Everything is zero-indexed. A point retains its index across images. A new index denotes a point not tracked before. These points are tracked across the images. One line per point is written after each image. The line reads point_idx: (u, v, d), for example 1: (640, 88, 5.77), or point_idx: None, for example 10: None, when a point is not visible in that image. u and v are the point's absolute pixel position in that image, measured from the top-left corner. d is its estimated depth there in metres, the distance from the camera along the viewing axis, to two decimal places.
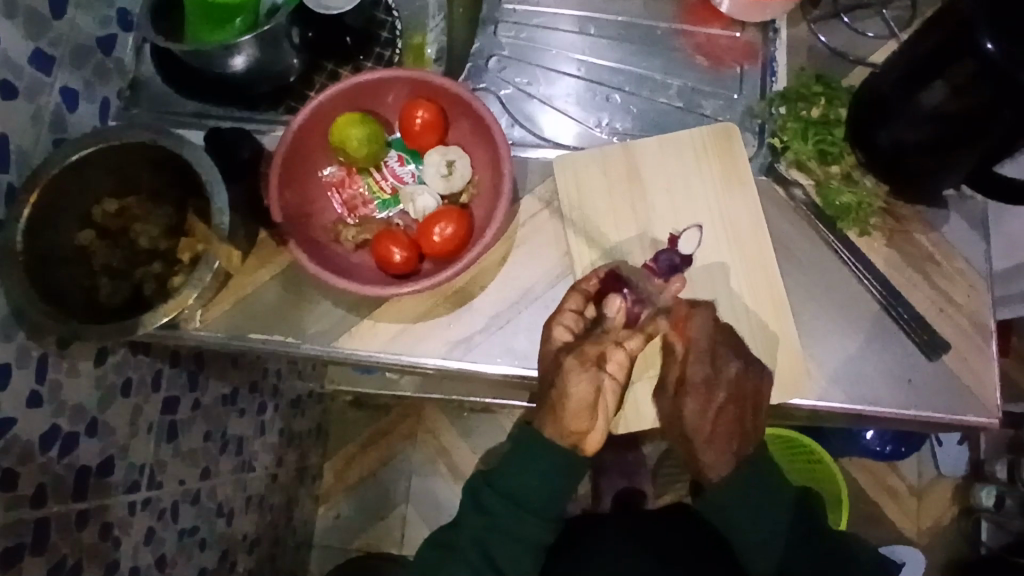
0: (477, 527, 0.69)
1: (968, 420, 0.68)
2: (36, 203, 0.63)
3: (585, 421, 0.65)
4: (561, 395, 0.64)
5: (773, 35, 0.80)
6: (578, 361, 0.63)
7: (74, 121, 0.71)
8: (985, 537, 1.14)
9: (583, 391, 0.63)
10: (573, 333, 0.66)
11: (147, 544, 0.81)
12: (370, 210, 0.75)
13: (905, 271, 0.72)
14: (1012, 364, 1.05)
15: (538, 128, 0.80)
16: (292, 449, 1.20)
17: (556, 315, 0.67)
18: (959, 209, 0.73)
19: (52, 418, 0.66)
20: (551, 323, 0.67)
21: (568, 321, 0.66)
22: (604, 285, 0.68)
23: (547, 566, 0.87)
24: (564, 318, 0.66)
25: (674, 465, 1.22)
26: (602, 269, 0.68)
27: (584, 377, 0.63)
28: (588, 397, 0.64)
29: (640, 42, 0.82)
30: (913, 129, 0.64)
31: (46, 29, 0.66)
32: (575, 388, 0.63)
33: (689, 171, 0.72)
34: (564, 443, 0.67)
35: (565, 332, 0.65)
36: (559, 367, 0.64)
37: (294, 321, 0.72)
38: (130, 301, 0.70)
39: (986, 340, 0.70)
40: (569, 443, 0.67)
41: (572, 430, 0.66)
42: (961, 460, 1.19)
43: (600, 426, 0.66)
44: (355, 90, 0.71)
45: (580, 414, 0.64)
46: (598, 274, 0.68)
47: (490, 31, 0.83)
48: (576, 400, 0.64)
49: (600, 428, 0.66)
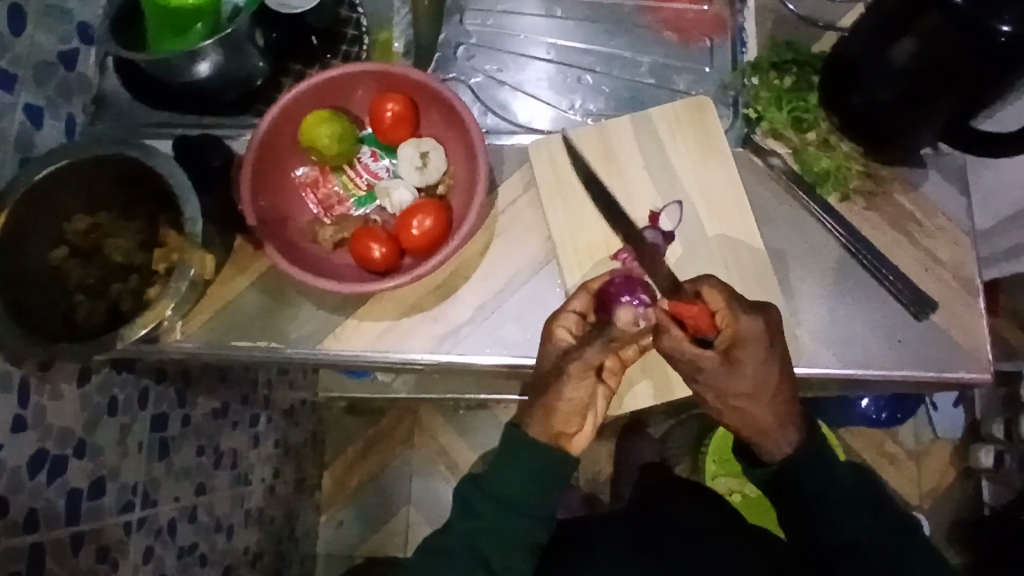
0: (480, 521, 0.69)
1: (961, 376, 0.68)
2: (5, 227, 0.62)
3: (575, 424, 0.65)
4: (555, 396, 0.63)
5: (740, 6, 0.79)
6: (579, 369, 0.62)
7: (40, 139, 0.70)
8: (987, 496, 1.16)
9: (580, 396, 0.63)
10: (574, 336, 0.64)
11: (146, 563, 0.80)
12: (346, 208, 0.73)
13: (887, 232, 0.71)
14: (1007, 324, 1.06)
15: (512, 114, 0.79)
16: (290, 460, 1.19)
17: (558, 316, 0.65)
18: (936, 165, 0.73)
19: (38, 442, 0.64)
20: (551, 325, 0.65)
21: (570, 323, 0.64)
22: (612, 290, 0.66)
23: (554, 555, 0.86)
24: (565, 319, 0.64)
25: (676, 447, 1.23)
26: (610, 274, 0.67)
27: (583, 385, 0.62)
28: (581, 403, 0.63)
29: (607, 21, 0.81)
30: (885, 85, 0.63)
31: (4, 45, 0.64)
32: (570, 391, 0.63)
33: (665, 145, 0.72)
34: (548, 443, 0.65)
35: (568, 335, 0.64)
36: (563, 369, 0.62)
37: (276, 326, 0.71)
38: (108, 318, 0.68)
39: (973, 296, 0.70)
40: (552, 443, 0.66)
41: (556, 431, 0.65)
42: (957, 422, 1.20)
43: (586, 428, 0.66)
44: (321, 87, 0.70)
45: (570, 416, 0.64)
46: (606, 278, 0.66)
47: (456, 19, 0.82)
48: (569, 404, 0.63)
49: (586, 431, 0.66)
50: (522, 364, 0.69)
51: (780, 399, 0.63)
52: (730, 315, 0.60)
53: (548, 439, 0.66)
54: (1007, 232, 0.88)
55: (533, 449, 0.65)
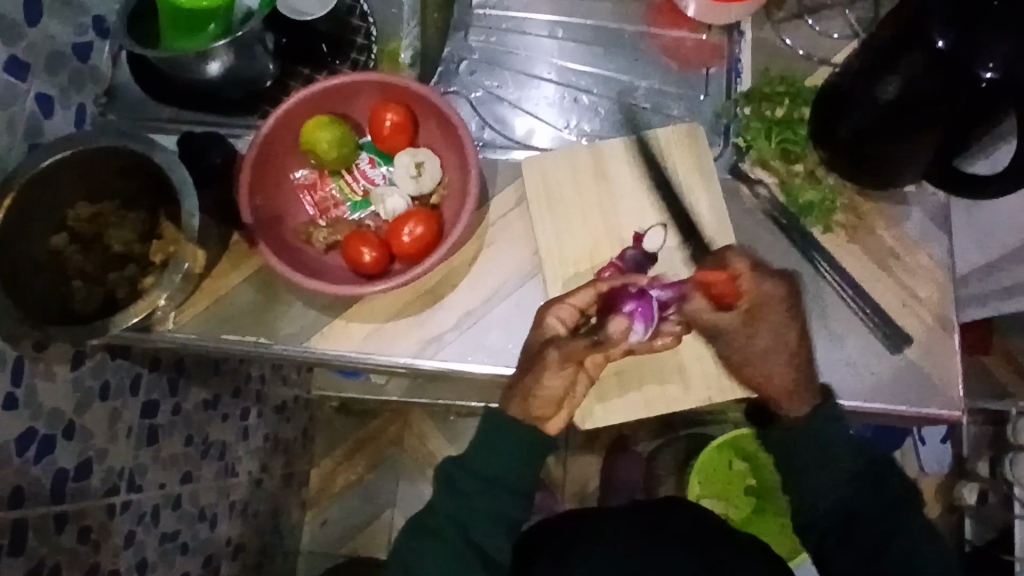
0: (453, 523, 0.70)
1: (930, 412, 0.69)
2: (10, 210, 0.65)
3: (549, 411, 0.68)
4: (535, 383, 0.67)
5: (739, 37, 0.81)
6: (561, 359, 0.66)
7: (49, 127, 0.72)
8: (969, 534, 1.14)
9: (558, 386, 0.67)
10: (566, 328, 0.68)
11: (128, 547, 0.81)
12: (341, 211, 0.76)
13: (868, 266, 0.73)
14: (998, 364, 1.06)
15: (508, 130, 0.81)
16: (278, 455, 1.21)
17: (554, 305, 0.68)
18: (920, 203, 0.74)
19: (28, 421, 0.66)
20: (545, 310, 0.68)
21: (564, 315, 0.68)
22: (613, 289, 0.68)
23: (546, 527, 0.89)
24: (561, 311, 0.68)
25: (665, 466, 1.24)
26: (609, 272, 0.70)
27: (560, 375, 0.66)
28: (558, 392, 0.67)
29: (608, 43, 0.84)
30: (869, 121, 0.65)
31: (19, 36, 0.66)
32: (549, 380, 0.67)
33: (655, 168, 0.73)
34: (525, 423, 0.69)
35: (559, 325, 0.67)
36: (541, 357, 0.67)
37: (266, 323, 0.73)
38: (104, 305, 0.71)
39: (948, 333, 0.71)
40: (530, 422, 0.69)
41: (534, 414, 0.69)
42: (944, 459, 1.21)
43: (562, 414, 0.69)
44: (324, 93, 0.72)
45: (547, 403, 0.68)
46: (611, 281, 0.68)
47: (461, 35, 0.85)
48: (547, 391, 0.67)
49: (563, 416, 0.69)
50: (500, 373, 0.71)
51: (796, 356, 0.68)
52: (752, 281, 0.68)
53: (525, 418, 0.69)
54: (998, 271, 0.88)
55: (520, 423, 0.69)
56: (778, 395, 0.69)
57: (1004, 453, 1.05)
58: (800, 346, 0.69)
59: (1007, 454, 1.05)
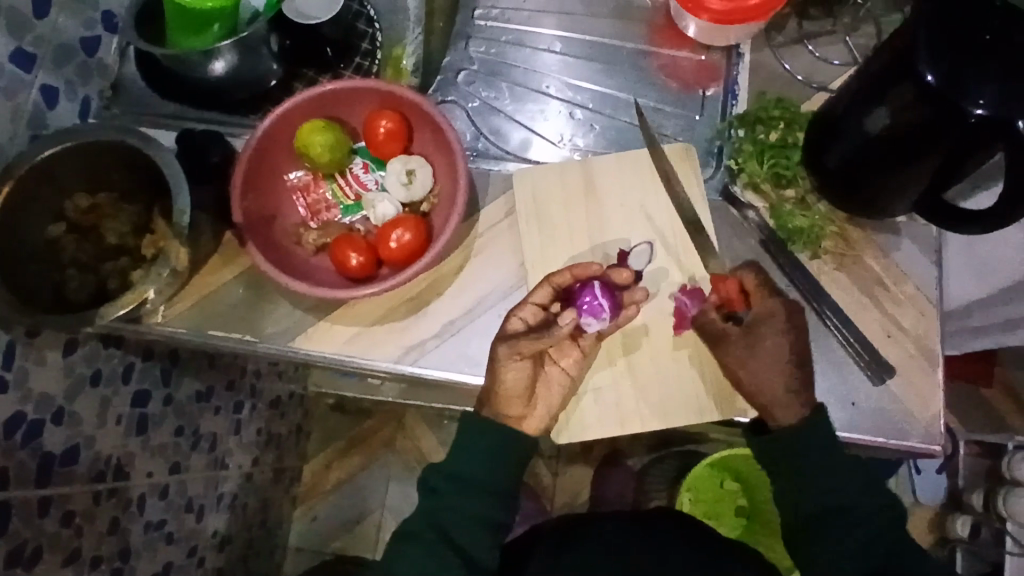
0: None
1: (910, 445, 0.69)
2: (8, 197, 0.66)
3: (519, 407, 0.70)
4: (496, 381, 0.68)
5: (738, 59, 0.81)
6: (508, 352, 0.67)
7: (53, 118, 0.73)
8: (960, 568, 1.13)
9: (516, 379, 0.68)
10: (527, 325, 0.69)
11: (112, 534, 0.82)
12: (333, 214, 0.77)
13: (855, 295, 0.73)
14: None
15: (503, 141, 0.83)
16: (270, 449, 1.22)
17: (518, 305, 0.69)
18: (910, 233, 0.74)
19: (17, 405, 0.67)
20: (511, 311, 0.69)
21: (527, 314, 0.69)
22: (574, 284, 0.69)
23: (547, 531, 0.89)
24: (524, 310, 0.69)
25: (656, 481, 1.23)
26: (577, 269, 0.69)
27: (519, 367, 0.68)
28: (522, 384, 0.69)
29: (607, 60, 0.85)
30: (862, 150, 0.64)
31: (27, 29, 0.68)
32: (509, 375, 0.68)
33: (644, 187, 0.74)
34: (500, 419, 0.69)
35: (521, 324, 0.68)
36: (494, 355, 0.67)
37: (253, 320, 0.74)
38: (96, 295, 0.72)
39: (932, 366, 0.71)
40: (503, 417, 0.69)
41: (505, 414, 0.69)
42: (939, 488, 1.20)
43: (538, 412, 0.70)
44: (321, 98, 0.73)
45: (514, 399, 0.69)
46: (571, 272, 0.69)
47: (461, 45, 0.87)
48: (510, 386, 0.69)
49: (537, 414, 0.70)
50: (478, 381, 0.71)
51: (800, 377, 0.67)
52: (759, 296, 0.69)
53: (497, 417, 0.70)
54: (995, 305, 0.87)
55: (495, 427, 0.68)
56: (770, 407, 0.67)
57: (999, 487, 1.04)
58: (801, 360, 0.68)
59: (1002, 488, 1.03)
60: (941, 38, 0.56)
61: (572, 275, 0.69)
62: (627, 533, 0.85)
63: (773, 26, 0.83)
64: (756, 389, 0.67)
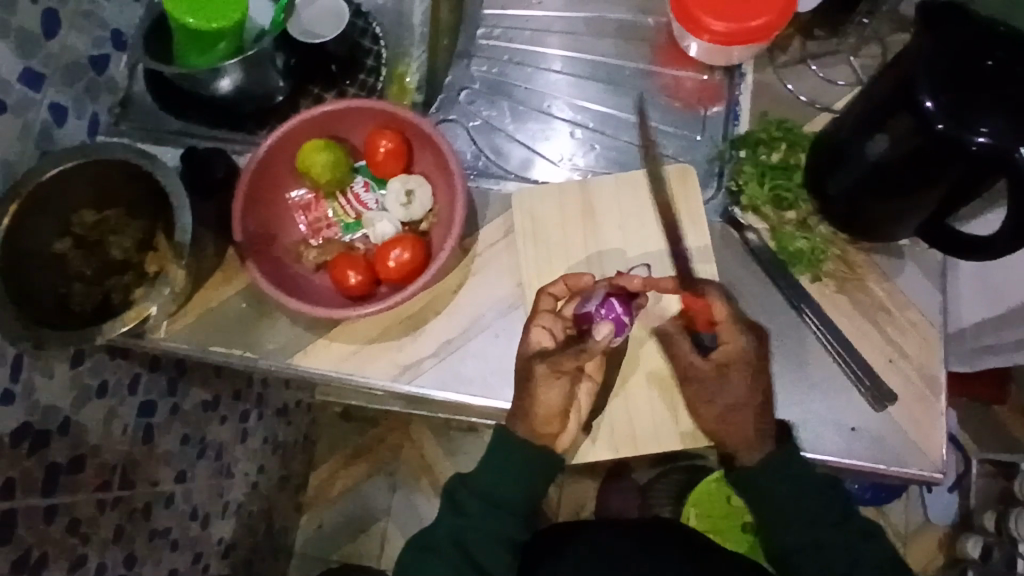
0: (436, 551, 0.69)
1: (911, 473, 0.68)
2: (17, 212, 0.66)
3: (556, 425, 0.68)
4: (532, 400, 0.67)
5: (739, 79, 0.82)
6: (550, 369, 0.65)
7: (61, 135, 0.74)
8: None
9: (555, 398, 0.66)
10: (555, 338, 0.67)
11: (116, 542, 0.81)
12: (334, 232, 0.78)
13: (857, 320, 0.72)
14: None
15: (504, 159, 0.83)
16: (277, 457, 1.22)
17: (534, 316, 0.68)
18: (914, 258, 0.74)
19: (24, 416, 0.67)
20: (530, 324, 0.68)
21: (546, 322, 0.68)
22: (572, 284, 0.68)
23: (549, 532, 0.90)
24: (541, 319, 0.68)
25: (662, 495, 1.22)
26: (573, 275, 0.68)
27: (555, 386, 0.66)
28: (559, 404, 0.67)
29: (609, 79, 0.85)
30: (863, 177, 0.64)
31: (37, 48, 0.69)
32: (544, 394, 0.66)
33: (642, 208, 0.74)
34: (536, 443, 0.68)
35: (544, 336, 0.67)
36: (531, 373, 0.66)
37: (253, 337, 0.75)
38: (99, 309, 0.73)
39: (934, 395, 0.70)
40: (541, 443, 0.68)
41: (540, 432, 0.68)
42: (950, 509, 1.17)
43: (569, 429, 0.68)
44: (322, 118, 0.74)
45: (551, 419, 0.67)
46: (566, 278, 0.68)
47: (463, 64, 0.88)
48: (546, 406, 0.66)
49: (571, 430, 0.68)
50: (477, 399, 0.72)
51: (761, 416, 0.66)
52: (729, 330, 0.66)
53: (532, 438, 0.68)
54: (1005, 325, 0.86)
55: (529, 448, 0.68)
56: (732, 444, 0.67)
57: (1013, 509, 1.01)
58: (762, 405, 0.66)
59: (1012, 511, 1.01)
60: (940, 65, 0.56)
61: (567, 286, 0.68)
62: (624, 545, 0.85)
63: (777, 45, 0.82)
64: (717, 424, 0.66)
